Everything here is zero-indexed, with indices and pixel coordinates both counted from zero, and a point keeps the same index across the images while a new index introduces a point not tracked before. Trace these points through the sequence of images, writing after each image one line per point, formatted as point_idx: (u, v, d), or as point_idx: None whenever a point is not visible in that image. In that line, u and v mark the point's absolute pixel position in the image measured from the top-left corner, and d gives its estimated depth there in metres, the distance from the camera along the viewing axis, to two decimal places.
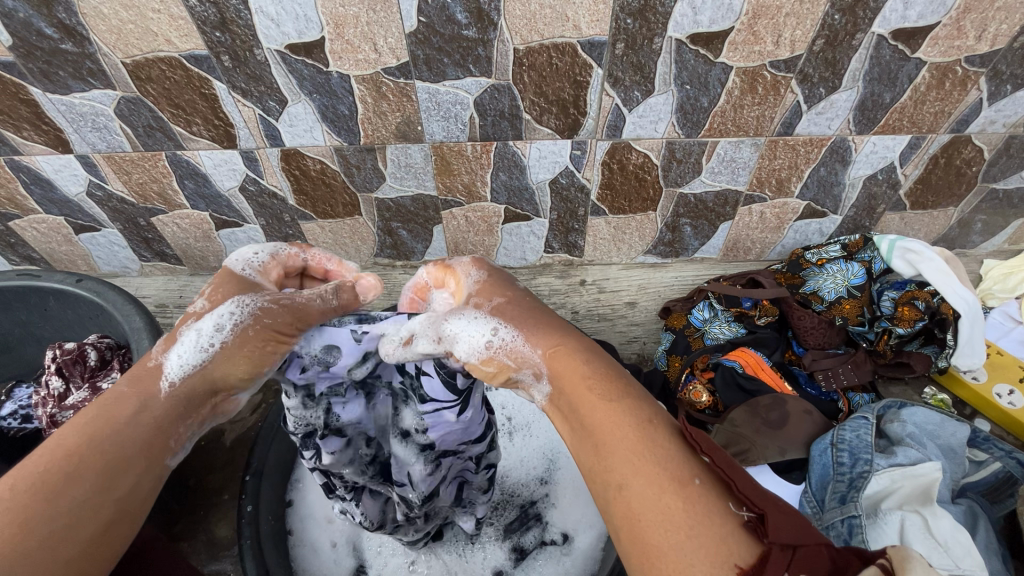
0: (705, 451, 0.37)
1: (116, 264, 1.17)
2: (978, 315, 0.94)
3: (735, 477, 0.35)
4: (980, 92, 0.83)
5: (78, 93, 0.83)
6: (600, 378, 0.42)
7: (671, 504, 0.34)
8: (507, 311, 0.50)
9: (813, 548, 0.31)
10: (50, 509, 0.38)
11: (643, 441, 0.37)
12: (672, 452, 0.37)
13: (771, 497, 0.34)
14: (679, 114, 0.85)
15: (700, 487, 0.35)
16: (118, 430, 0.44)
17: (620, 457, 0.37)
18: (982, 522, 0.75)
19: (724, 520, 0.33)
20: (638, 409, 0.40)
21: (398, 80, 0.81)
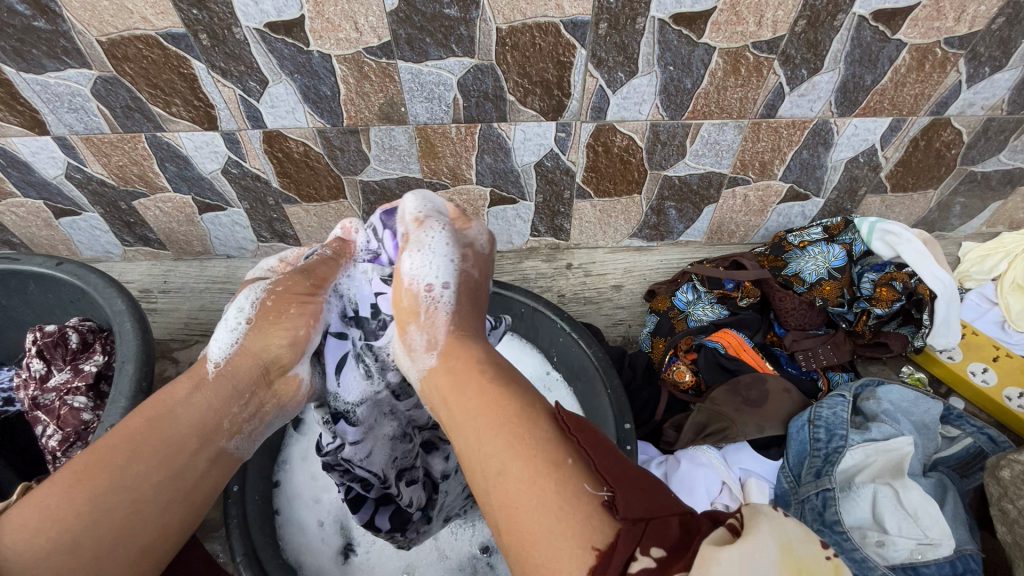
0: (575, 432, 0.40)
1: (98, 249, 1.16)
2: (954, 296, 0.95)
3: (598, 457, 0.38)
4: (959, 74, 0.84)
5: (54, 72, 0.81)
6: (489, 375, 0.48)
7: (542, 487, 0.36)
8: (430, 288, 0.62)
9: (662, 519, 0.34)
10: (120, 482, 0.45)
11: (517, 431, 0.41)
12: (544, 440, 0.40)
13: (628, 480, 0.36)
14: (663, 96, 0.86)
15: (570, 469, 0.38)
16: (172, 413, 0.51)
17: (499, 447, 0.40)
18: (951, 493, 0.77)
19: (587, 496, 0.36)
20: (523, 402, 0.44)
21: (380, 60, 0.80)
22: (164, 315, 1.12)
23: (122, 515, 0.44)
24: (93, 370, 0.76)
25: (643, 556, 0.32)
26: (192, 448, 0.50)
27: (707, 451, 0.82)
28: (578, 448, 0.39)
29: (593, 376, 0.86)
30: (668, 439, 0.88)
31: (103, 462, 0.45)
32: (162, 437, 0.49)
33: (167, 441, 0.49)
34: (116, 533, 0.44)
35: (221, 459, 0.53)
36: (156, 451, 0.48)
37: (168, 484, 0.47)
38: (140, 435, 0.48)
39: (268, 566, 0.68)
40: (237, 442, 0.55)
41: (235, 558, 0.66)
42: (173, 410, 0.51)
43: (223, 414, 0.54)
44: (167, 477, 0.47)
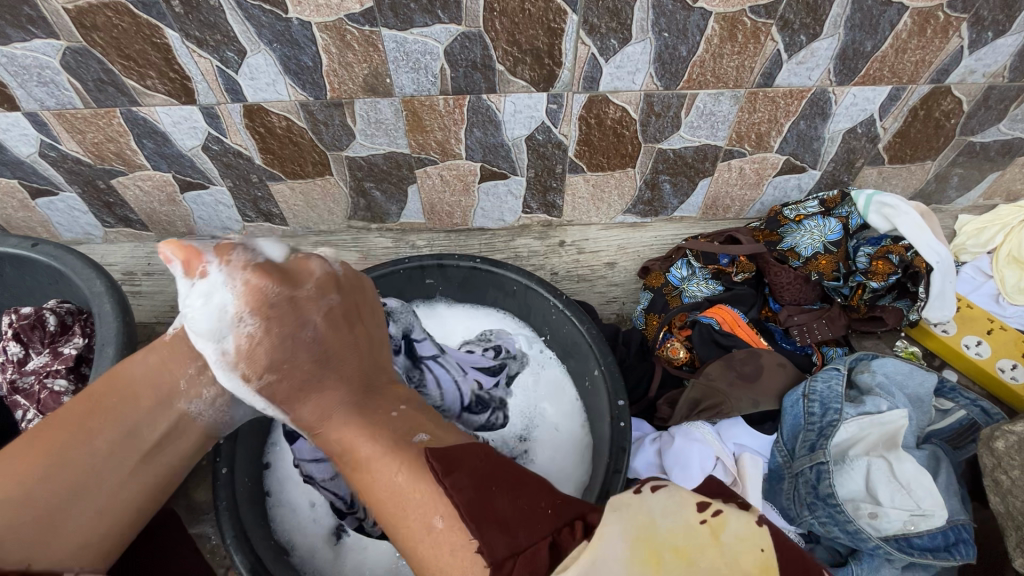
0: (442, 479, 0.45)
1: (78, 230, 1.13)
2: (950, 268, 0.95)
3: (458, 501, 0.43)
4: (961, 40, 0.82)
5: (19, 43, 0.77)
6: (364, 435, 0.51)
7: (424, 553, 0.44)
8: (355, 328, 0.62)
9: (528, 556, 0.40)
10: (65, 440, 0.51)
11: (405, 491, 0.46)
12: (427, 494, 0.45)
13: (499, 520, 0.42)
14: (657, 64, 0.83)
15: (444, 527, 0.43)
16: (130, 371, 0.56)
17: (393, 521, 0.46)
18: (944, 465, 0.77)
19: (461, 549, 0.42)
20: (393, 458, 0.48)
21: (363, 28, 0.77)
22: (150, 297, 1.10)
23: (70, 471, 0.50)
24: (73, 353, 0.74)
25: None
26: (146, 409, 0.55)
27: (702, 428, 0.82)
28: (445, 494, 0.44)
29: (587, 353, 0.85)
30: (662, 416, 0.87)
31: (70, 421, 0.52)
32: (119, 399, 0.54)
33: (120, 403, 0.54)
34: (50, 506, 0.49)
35: (184, 425, 0.57)
36: (108, 410, 0.53)
37: (122, 448, 0.53)
38: (96, 396, 0.54)
39: (258, 549, 0.68)
40: (197, 404, 0.57)
41: (224, 541, 0.65)
42: (131, 368, 0.56)
43: (177, 379, 0.56)
44: (122, 439, 0.53)
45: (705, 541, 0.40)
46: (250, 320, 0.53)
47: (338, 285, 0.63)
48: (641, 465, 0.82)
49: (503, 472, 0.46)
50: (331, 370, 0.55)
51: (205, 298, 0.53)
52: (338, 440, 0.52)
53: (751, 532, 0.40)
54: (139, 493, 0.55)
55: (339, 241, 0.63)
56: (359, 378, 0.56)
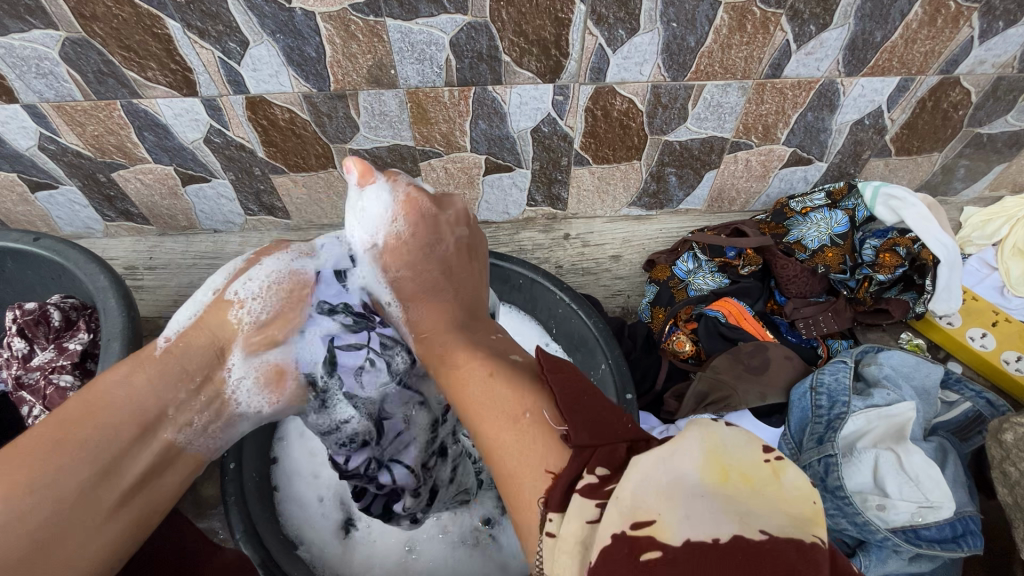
0: (547, 375, 0.48)
1: (78, 225, 1.12)
2: (956, 261, 0.95)
3: (558, 394, 0.45)
4: (972, 30, 0.81)
5: (17, 34, 0.76)
6: (467, 346, 0.59)
7: (506, 438, 0.45)
8: (409, 282, 0.69)
9: (607, 447, 0.40)
10: (44, 470, 0.48)
11: (501, 382, 0.50)
12: (520, 394, 0.48)
13: (579, 426, 0.43)
14: (665, 55, 0.82)
15: (532, 418, 0.46)
16: (108, 398, 0.54)
17: (481, 418, 0.49)
18: (951, 457, 0.77)
19: (550, 440, 0.43)
20: (488, 367, 0.53)
21: (368, 18, 0.76)
22: (152, 292, 1.10)
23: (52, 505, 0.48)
24: (78, 349, 0.74)
25: (590, 476, 0.39)
26: (128, 438, 0.53)
27: (709, 420, 0.82)
28: (547, 389, 0.47)
29: (594, 347, 0.84)
30: (669, 408, 0.88)
31: (44, 450, 0.49)
32: (98, 426, 0.52)
33: (98, 433, 0.52)
34: (28, 544, 0.46)
35: (170, 453, 0.57)
36: (88, 440, 0.51)
37: (102, 483, 0.51)
38: (74, 425, 0.51)
39: (268, 543, 0.68)
40: (182, 431, 0.58)
41: (234, 536, 0.65)
42: (112, 391, 0.54)
43: (167, 403, 0.56)
44: (103, 475, 0.51)
45: (768, 474, 0.35)
46: (403, 223, 0.69)
47: (389, 247, 0.69)
48: None
49: (578, 391, 0.47)
50: (448, 290, 0.68)
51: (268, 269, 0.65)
52: (437, 346, 0.62)
53: (815, 485, 0.35)
54: (128, 527, 0.53)
55: (388, 210, 0.69)
56: (468, 305, 0.68)
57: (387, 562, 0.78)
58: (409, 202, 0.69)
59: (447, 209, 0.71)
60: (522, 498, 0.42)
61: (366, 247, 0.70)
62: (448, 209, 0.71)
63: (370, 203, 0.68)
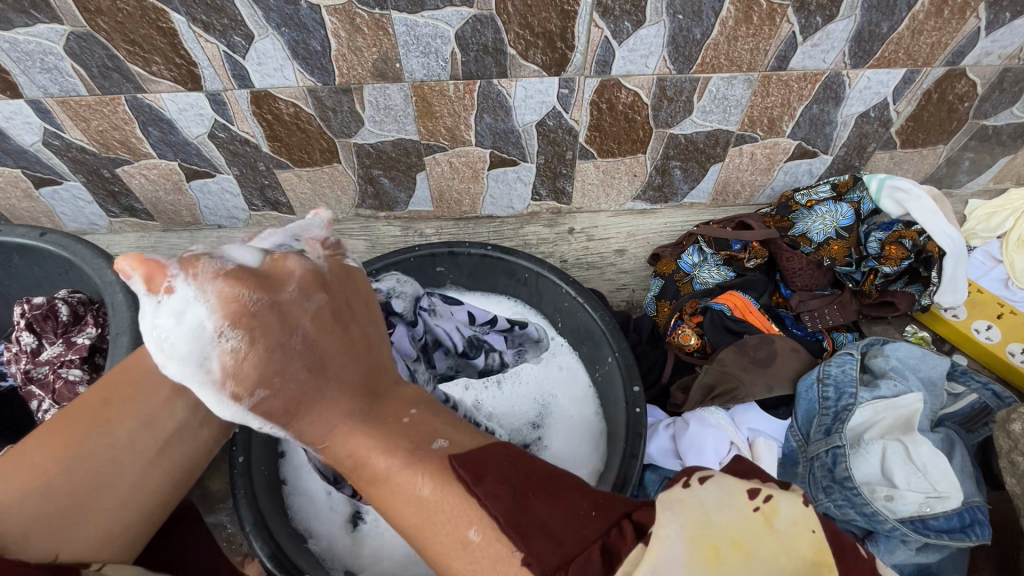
0: (474, 486, 0.38)
1: (83, 221, 1.12)
2: (962, 253, 0.95)
3: (494, 509, 0.36)
4: (978, 21, 0.81)
5: (22, 28, 0.76)
6: (375, 445, 0.42)
7: (461, 567, 0.37)
8: (274, 401, 0.42)
9: (586, 557, 0.34)
10: (88, 432, 0.52)
11: (425, 505, 0.39)
12: (451, 510, 0.38)
13: (546, 532, 0.36)
14: (670, 47, 0.82)
15: (480, 535, 0.37)
16: (143, 362, 0.56)
17: (415, 532, 0.39)
18: (959, 447, 0.78)
19: (506, 559, 0.35)
20: (405, 467, 0.40)
21: (373, 11, 0.76)
22: None
23: (97, 463, 0.52)
24: (86, 344, 0.74)
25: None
26: (163, 400, 0.56)
27: (716, 412, 0.82)
28: (480, 504, 0.37)
29: (601, 340, 0.84)
30: (675, 401, 0.88)
31: (87, 411, 0.53)
32: (133, 381, 0.55)
33: (138, 388, 0.55)
34: (76, 497, 0.50)
35: (204, 405, 0.60)
36: (130, 400, 0.55)
37: (140, 440, 0.54)
38: (115, 384, 0.55)
39: (277, 536, 0.68)
40: None
41: (243, 528, 0.66)
42: (145, 359, 0.56)
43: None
44: (141, 430, 0.54)
45: (759, 525, 0.35)
46: None
47: (230, 366, 0.40)
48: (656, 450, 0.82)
49: (535, 471, 0.40)
50: (323, 377, 0.43)
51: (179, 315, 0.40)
52: (351, 453, 0.42)
53: (802, 511, 0.36)
54: (160, 490, 0.56)
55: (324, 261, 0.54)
56: (359, 384, 0.44)
57: (396, 556, 0.76)
58: (229, 294, 0.40)
59: (314, 268, 0.45)
60: None
61: (198, 362, 0.40)
62: (285, 280, 0.43)
63: (176, 318, 0.40)
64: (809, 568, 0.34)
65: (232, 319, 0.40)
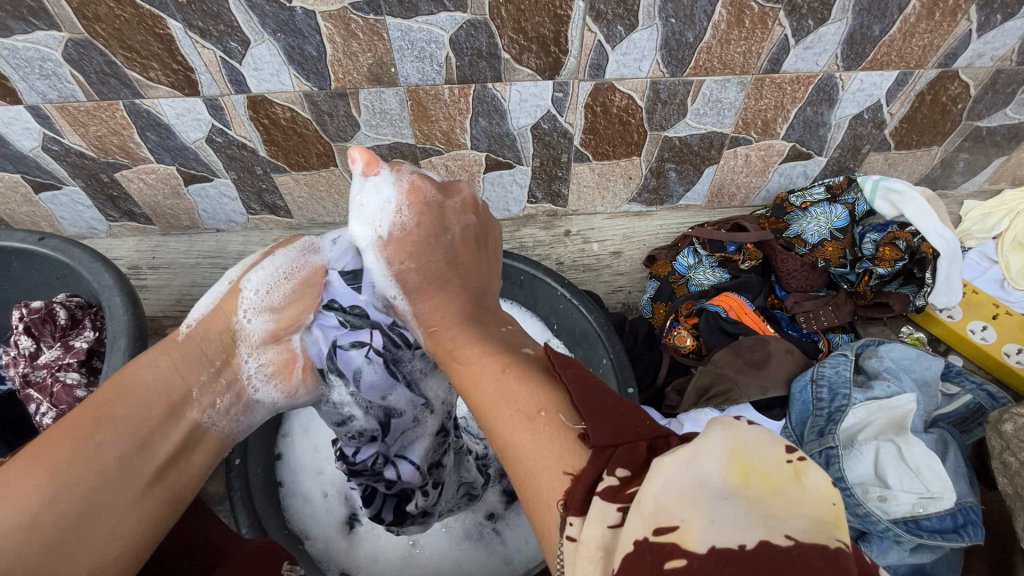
0: (559, 372, 0.43)
1: (82, 225, 1.12)
2: (956, 254, 0.95)
3: (573, 391, 0.41)
4: (969, 23, 0.81)
5: (21, 35, 0.77)
6: (474, 339, 0.51)
7: (520, 439, 0.39)
8: (414, 274, 0.62)
9: (628, 445, 0.36)
10: (73, 452, 0.45)
11: (502, 386, 0.44)
12: (533, 389, 0.42)
13: (603, 409, 0.38)
14: (664, 51, 0.82)
15: (546, 416, 0.40)
16: (138, 380, 0.52)
17: (487, 403, 0.43)
18: (952, 447, 0.78)
19: (565, 434, 0.38)
20: (500, 359, 0.47)
21: (368, 17, 0.76)
22: (156, 291, 1.10)
23: (89, 484, 0.44)
24: (84, 347, 0.75)
25: (610, 476, 0.34)
26: (158, 417, 0.51)
27: (708, 412, 0.83)
28: (561, 388, 0.42)
29: (595, 341, 0.85)
30: (669, 403, 0.88)
31: (71, 435, 0.46)
32: (126, 402, 0.50)
33: (129, 412, 0.49)
34: (68, 517, 0.42)
35: (194, 435, 0.54)
36: (119, 418, 0.49)
37: (132, 458, 0.47)
38: (106, 402, 0.49)
39: (274, 538, 0.68)
40: (206, 413, 0.56)
41: (240, 530, 0.65)
42: (141, 375, 0.52)
43: (191, 385, 0.55)
44: (132, 448, 0.48)
45: (789, 474, 0.31)
46: (403, 217, 0.64)
47: (378, 261, 0.64)
48: None
49: (602, 397, 0.40)
50: (457, 281, 0.61)
51: (277, 266, 0.63)
52: (448, 339, 0.53)
53: (834, 484, 0.31)
54: (156, 516, 0.48)
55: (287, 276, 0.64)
56: (473, 291, 0.60)
57: (391, 557, 0.78)
58: (414, 191, 0.64)
59: (474, 199, 0.67)
60: (537, 496, 0.36)
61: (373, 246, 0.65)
62: (453, 195, 0.66)
63: (274, 269, 0.63)
64: (821, 526, 0.29)
65: (319, 280, 0.66)
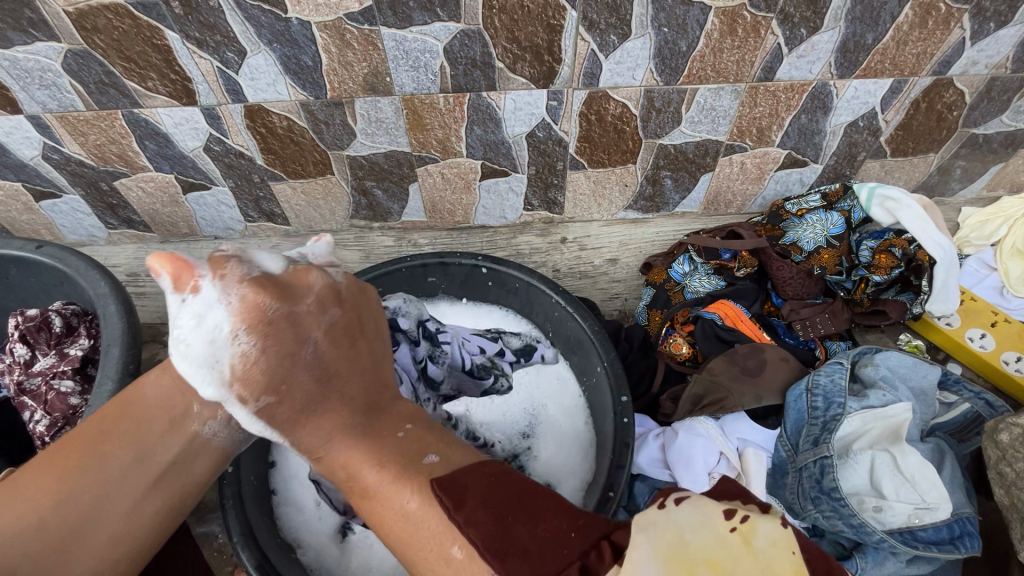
0: (456, 503, 0.40)
1: (82, 233, 1.13)
2: (953, 262, 0.94)
3: (477, 535, 0.38)
4: (963, 31, 0.81)
5: (21, 46, 0.78)
6: (367, 456, 0.44)
7: (430, 550, 0.40)
8: (279, 409, 0.44)
9: (550, 569, 0.37)
10: (79, 468, 0.49)
11: (409, 526, 0.41)
12: (435, 524, 0.40)
13: (519, 550, 0.37)
14: (657, 60, 0.82)
15: (459, 558, 0.38)
16: (142, 394, 0.54)
17: (400, 546, 0.41)
18: (948, 458, 0.77)
19: None
20: (398, 481, 0.42)
21: (362, 27, 0.77)
22: (154, 298, 1.11)
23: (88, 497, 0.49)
24: (79, 355, 0.75)
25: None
26: (158, 433, 0.53)
27: (704, 421, 0.82)
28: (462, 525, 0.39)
29: (590, 349, 0.85)
30: (665, 411, 0.88)
31: (81, 446, 0.50)
32: (127, 421, 0.52)
33: (133, 426, 0.52)
34: (70, 527, 0.47)
35: (194, 448, 0.55)
36: (125, 433, 0.52)
37: (133, 473, 0.51)
38: (112, 417, 0.53)
39: (264, 547, 0.68)
40: (211, 426, 0.55)
41: (229, 540, 0.66)
42: (146, 389, 0.54)
43: (186, 405, 0.54)
44: (134, 464, 0.51)
45: (736, 546, 0.36)
46: (244, 337, 0.42)
47: (236, 373, 0.43)
48: (645, 460, 0.83)
49: (513, 488, 0.42)
50: (331, 396, 0.44)
51: (197, 317, 0.43)
52: (350, 471, 0.44)
53: (782, 533, 0.37)
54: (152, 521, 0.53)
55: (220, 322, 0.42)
56: (365, 402, 0.46)
57: (383, 567, 0.77)
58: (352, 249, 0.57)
59: (330, 285, 0.47)
60: None
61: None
62: (301, 296, 0.45)
63: (195, 321, 0.43)
64: None
65: (249, 325, 0.42)
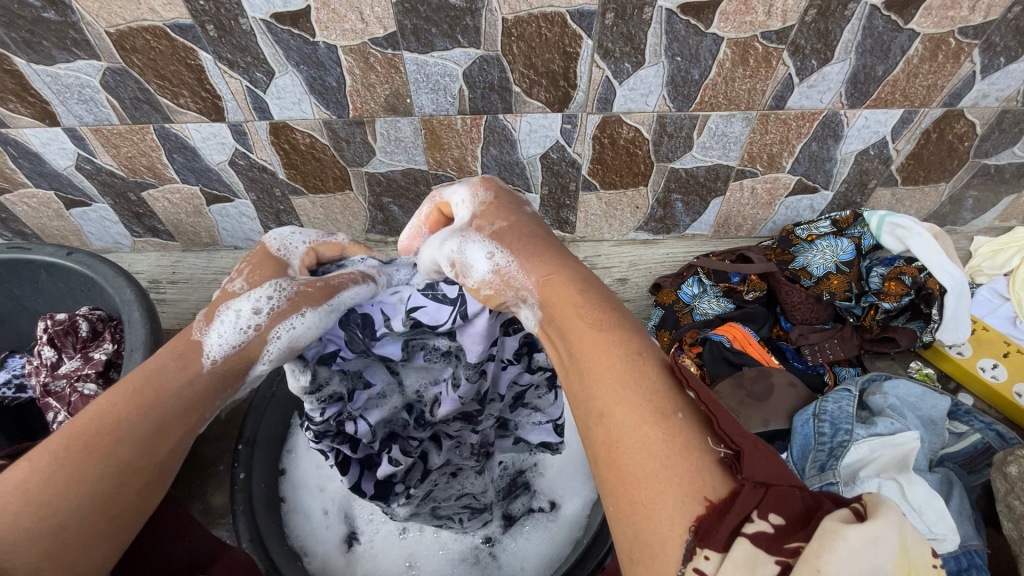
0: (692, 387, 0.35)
1: (108, 240, 1.17)
2: (964, 291, 0.95)
3: (716, 411, 0.34)
4: (973, 65, 0.83)
5: (63, 64, 0.82)
6: (595, 307, 0.40)
7: (652, 434, 0.33)
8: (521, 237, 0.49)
9: (785, 487, 0.31)
10: (94, 466, 0.40)
11: (630, 371, 0.36)
12: (659, 384, 0.35)
13: (750, 438, 0.33)
14: (670, 87, 0.85)
15: (683, 420, 0.34)
16: (165, 385, 0.46)
17: (605, 390, 0.35)
18: (956, 491, 0.76)
19: (700, 454, 0.32)
20: (630, 339, 0.38)
21: (386, 51, 0.80)
22: (172, 305, 1.13)
23: (100, 502, 0.40)
24: (102, 358, 0.78)
25: (761, 520, 0.30)
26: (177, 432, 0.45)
27: None
28: (693, 404, 0.35)
29: None
30: None
31: (92, 440, 0.40)
32: (154, 414, 0.44)
33: (155, 421, 0.44)
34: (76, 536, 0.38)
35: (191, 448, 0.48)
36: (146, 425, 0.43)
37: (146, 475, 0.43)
38: (133, 403, 0.43)
39: (274, 554, 0.69)
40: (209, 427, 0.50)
41: (240, 544, 0.67)
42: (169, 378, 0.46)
43: (203, 399, 0.48)
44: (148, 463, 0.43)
45: None
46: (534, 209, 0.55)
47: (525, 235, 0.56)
48: None
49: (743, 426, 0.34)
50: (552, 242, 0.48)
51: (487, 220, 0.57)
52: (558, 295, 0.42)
53: None
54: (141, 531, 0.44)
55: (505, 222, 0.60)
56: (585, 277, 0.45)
57: None
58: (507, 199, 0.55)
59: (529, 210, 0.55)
60: (653, 515, 0.31)
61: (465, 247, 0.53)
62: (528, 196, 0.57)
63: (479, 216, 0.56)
64: None
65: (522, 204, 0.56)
